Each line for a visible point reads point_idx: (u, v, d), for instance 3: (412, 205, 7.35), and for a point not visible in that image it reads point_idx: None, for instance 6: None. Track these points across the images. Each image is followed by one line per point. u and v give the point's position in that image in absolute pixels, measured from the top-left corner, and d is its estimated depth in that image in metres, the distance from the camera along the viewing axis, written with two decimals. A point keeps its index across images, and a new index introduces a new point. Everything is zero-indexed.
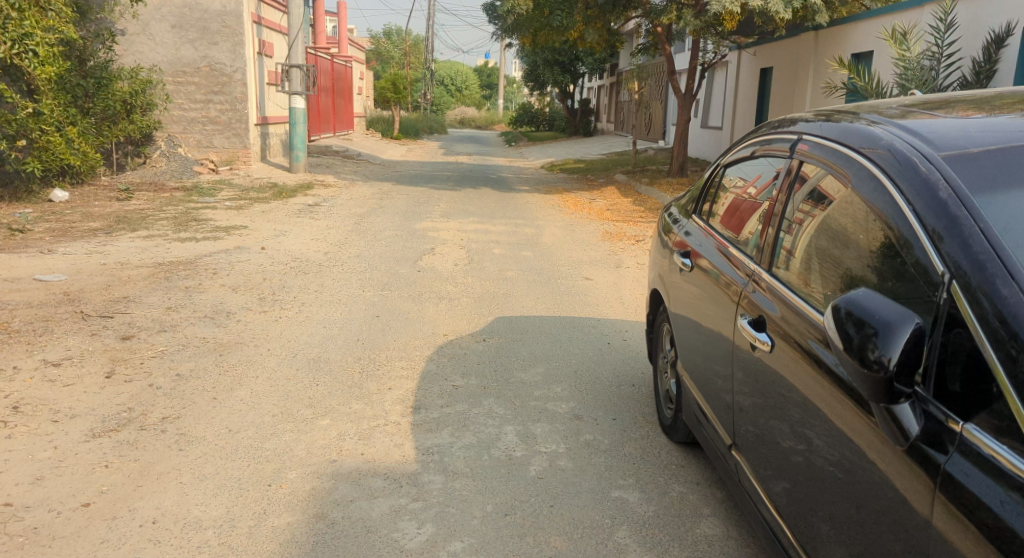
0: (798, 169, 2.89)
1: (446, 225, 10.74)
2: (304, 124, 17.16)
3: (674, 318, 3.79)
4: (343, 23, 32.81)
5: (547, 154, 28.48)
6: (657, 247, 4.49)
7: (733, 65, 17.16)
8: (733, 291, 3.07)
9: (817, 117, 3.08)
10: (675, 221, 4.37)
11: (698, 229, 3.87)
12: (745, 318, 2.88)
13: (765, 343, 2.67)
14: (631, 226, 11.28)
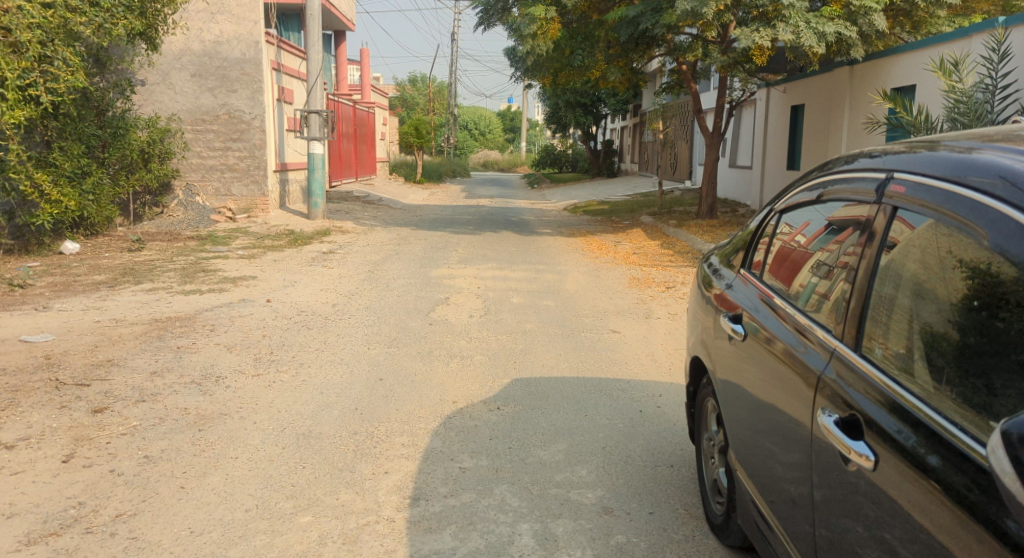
0: (886, 217, 2.26)
1: (465, 273, 10.19)
2: (322, 169, 16.86)
3: (722, 395, 3.13)
4: (366, 71, 33.00)
5: (569, 195, 28.07)
6: (696, 304, 3.86)
7: (762, 102, 16.59)
8: (803, 373, 2.41)
9: (895, 149, 2.50)
10: (715, 274, 3.76)
11: (745, 285, 3.25)
12: (826, 414, 2.21)
13: (863, 457, 1.99)
14: (660, 271, 10.63)
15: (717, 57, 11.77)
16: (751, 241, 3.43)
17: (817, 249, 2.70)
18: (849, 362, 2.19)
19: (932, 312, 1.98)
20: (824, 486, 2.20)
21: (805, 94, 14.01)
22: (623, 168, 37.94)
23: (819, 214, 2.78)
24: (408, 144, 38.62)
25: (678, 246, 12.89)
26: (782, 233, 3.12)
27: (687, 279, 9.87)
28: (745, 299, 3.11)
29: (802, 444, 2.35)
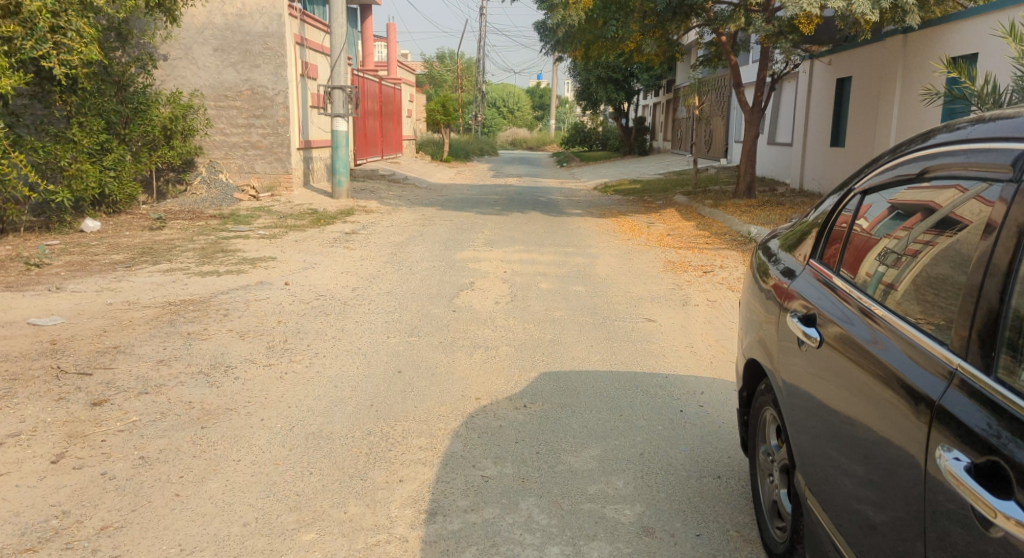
0: (1004, 218, 1.83)
1: (491, 255, 9.81)
2: (347, 147, 16.53)
3: (789, 410, 2.65)
4: (392, 47, 32.59)
5: (599, 175, 27.50)
6: (753, 295, 3.43)
7: (809, 76, 16.05)
8: (906, 394, 1.94)
9: (972, 123, 2.23)
10: (775, 262, 3.35)
11: (810, 275, 2.85)
12: (946, 454, 1.73)
13: (1018, 522, 1.49)
14: (696, 255, 10.16)
15: (761, 26, 11.43)
16: (819, 224, 3.04)
17: (883, 234, 2.47)
18: (978, 389, 1.71)
19: (1021, 286, 1.70)
20: (929, 528, 1.77)
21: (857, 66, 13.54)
22: (654, 147, 37.21)
23: (884, 195, 2.55)
24: (435, 122, 38.20)
25: (712, 228, 12.40)
26: (852, 221, 2.75)
27: (724, 264, 9.41)
28: (810, 292, 2.72)
29: (893, 467, 1.95)
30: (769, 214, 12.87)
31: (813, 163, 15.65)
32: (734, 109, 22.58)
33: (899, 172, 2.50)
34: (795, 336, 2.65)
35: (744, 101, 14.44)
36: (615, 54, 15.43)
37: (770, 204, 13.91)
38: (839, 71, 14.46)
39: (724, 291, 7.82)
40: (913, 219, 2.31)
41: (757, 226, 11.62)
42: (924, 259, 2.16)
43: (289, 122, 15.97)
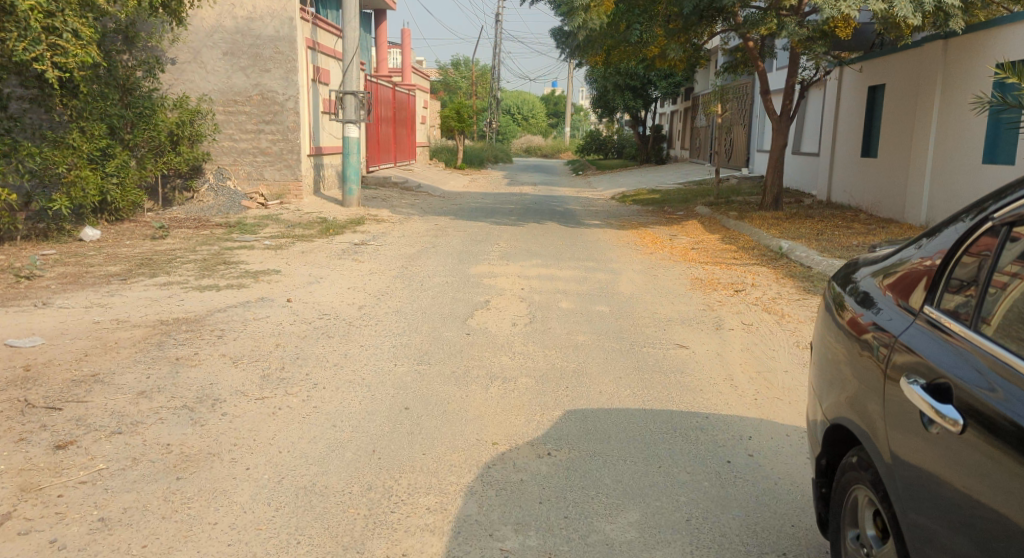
0: None
1: (508, 270, 9.29)
2: (358, 154, 16.07)
3: (909, 501, 2.03)
4: (407, 53, 32.19)
5: (616, 183, 26.97)
6: (828, 330, 2.88)
7: (841, 83, 15.59)
8: None
9: None
10: (851, 289, 2.88)
11: (893, 308, 2.44)
12: None
13: None
14: (725, 273, 9.59)
15: (795, 29, 10.82)
16: (908, 257, 2.60)
17: (958, 260, 2.25)
18: None
19: None
20: None
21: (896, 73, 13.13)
22: (670, 156, 36.68)
23: (962, 225, 2.34)
24: (449, 128, 37.75)
25: (738, 242, 11.82)
26: (925, 253, 2.48)
27: (756, 282, 8.89)
28: (892, 324, 2.36)
29: None
30: (799, 227, 12.26)
31: (845, 174, 15.18)
32: (756, 117, 22.04)
33: (994, 211, 2.20)
34: (919, 411, 2.02)
35: (772, 110, 13.92)
36: (636, 60, 15.02)
37: (798, 218, 13.32)
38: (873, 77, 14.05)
39: (760, 314, 7.26)
40: (994, 248, 2.12)
41: (787, 240, 11.03)
42: (1015, 293, 1.97)
43: (299, 129, 15.49)
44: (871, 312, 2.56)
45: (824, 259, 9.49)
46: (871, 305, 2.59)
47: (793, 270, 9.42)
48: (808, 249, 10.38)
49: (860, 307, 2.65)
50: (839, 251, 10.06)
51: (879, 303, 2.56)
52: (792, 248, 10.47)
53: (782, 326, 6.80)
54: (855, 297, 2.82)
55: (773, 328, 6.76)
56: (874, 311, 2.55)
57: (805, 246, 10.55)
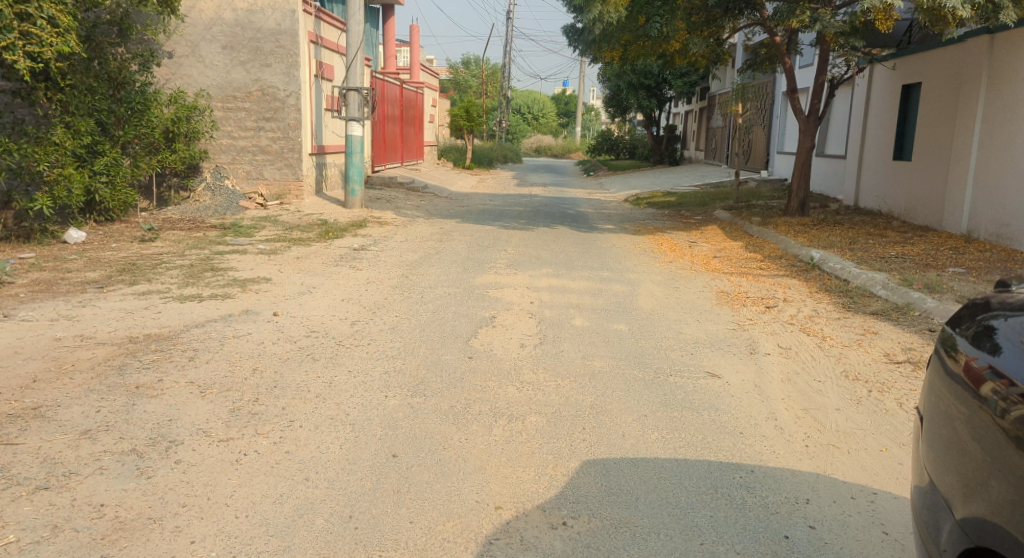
0: None
1: (518, 281, 8.60)
2: (362, 153, 15.44)
3: None
4: (416, 50, 31.57)
5: (630, 185, 26.27)
6: (934, 385, 2.42)
7: (880, 82, 15.03)
8: None
9: None
10: (958, 322, 2.46)
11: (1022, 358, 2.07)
12: None
13: None
14: (751, 287, 8.90)
15: (830, 22, 10.29)
16: None
17: None
18: None
19: None
20: None
21: (945, 73, 12.67)
22: (684, 157, 35.95)
23: None
24: (458, 127, 37.10)
25: (764, 252, 11.10)
26: None
27: (788, 296, 8.31)
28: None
29: None
30: (829, 236, 11.53)
31: (880, 178, 14.66)
32: (777, 118, 21.33)
33: None
34: None
35: (799, 108, 13.34)
36: (654, 56, 14.45)
37: (826, 225, 12.60)
38: (918, 76, 13.54)
39: (796, 336, 6.57)
40: None
41: (818, 250, 10.38)
42: None
43: (300, 126, 14.81)
44: (990, 355, 2.19)
45: (861, 272, 8.80)
46: (987, 344, 2.22)
47: (827, 285, 8.72)
48: (841, 260, 9.67)
49: (974, 346, 2.27)
50: (876, 263, 9.34)
51: (997, 341, 2.19)
52: (824, 260, 9.78)
53: (823, 351, 6.11)
54: (966, 335, 2.38)
55: (812, 353, 6.08)
56: (991, 352, 2.19)
57: (837, 256, 9.84)
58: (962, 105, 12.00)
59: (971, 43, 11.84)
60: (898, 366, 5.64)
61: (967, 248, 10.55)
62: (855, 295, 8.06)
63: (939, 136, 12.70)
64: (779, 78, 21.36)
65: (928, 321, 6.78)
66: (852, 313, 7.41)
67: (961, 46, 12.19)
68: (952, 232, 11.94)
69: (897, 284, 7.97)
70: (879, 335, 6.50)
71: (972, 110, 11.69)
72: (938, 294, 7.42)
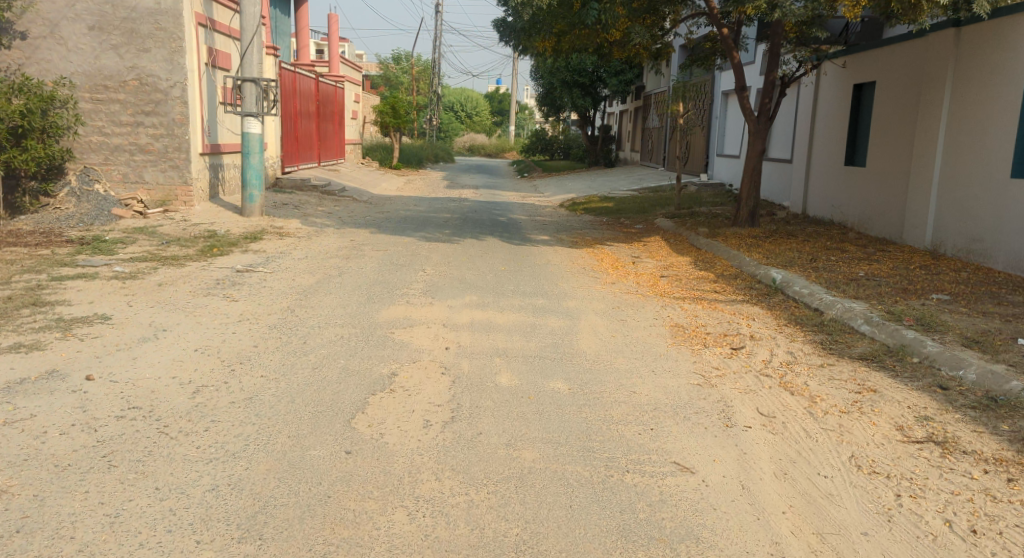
0: None
1: (433, 318, 7.04)
2: (259, 153, 13.78)
3: None
4: (334, 42, 29.63)
5: (563, 188, 24.91)
6: None
7: (827, 82, 14.00)
8: None
9: None
10: None
11: None
12: None
13: None
14: (711, 321, 7.53)
15: (792, 8, 9.08)
16: None
17: None
18: None
19: None
20: None
21: (901, 72, 11.62)
22: (619, 158, 34.96)
23: None
24: (384, 124, 35.20)
25: (716, 274, 9.81)
26: None
27: (756, 333, 6.98)
28: None
29: None
30: (788, 254, 10.33)
31: (830, 185, 13.63)
32: (717, 119, 20.33)
33: None
34: None
35: (749, 109, 12.18)
36: (590, 48, 13.10)
37: (780, 239, 11.42)
38: (871, 75, 12.50)
39: (778, 398, 5.21)
40: None
41: (781, 272, 9.20)
42: None
43: (188, 122, 12.85)
44: None
45: (835, 299, 7.54)
46: None
47: (796, 316, 7.43)
48: (807, 283, 8.44)
49: None
50: (847, 286, 8.12)
51: None
52: (788, 285, 8.52)
53: (816, 422, 4.73)
54: None
55: (803, 425, 4.69)
56: None
57: (802, 280, 8.59)
58: (921, 106, 10.93)
59: (932, 38, 10.76)
60: (918, 447, 4.31)
61: (937, 266, 9.45)
62: (834, 332, 6.77)
63: (894, 140, 11.65)
64: (718, 76, 20.35)
65: (933, 372, 5.48)
66: (834, 358, 6.10)
67: (922, 42, 11.12)
68: (913, 245, 10.88)
69: (881, 318, 6.72)
70: (879, 394, 5.16)
71: (935, 113, 10.61)
72: (936, 333, 6.16)
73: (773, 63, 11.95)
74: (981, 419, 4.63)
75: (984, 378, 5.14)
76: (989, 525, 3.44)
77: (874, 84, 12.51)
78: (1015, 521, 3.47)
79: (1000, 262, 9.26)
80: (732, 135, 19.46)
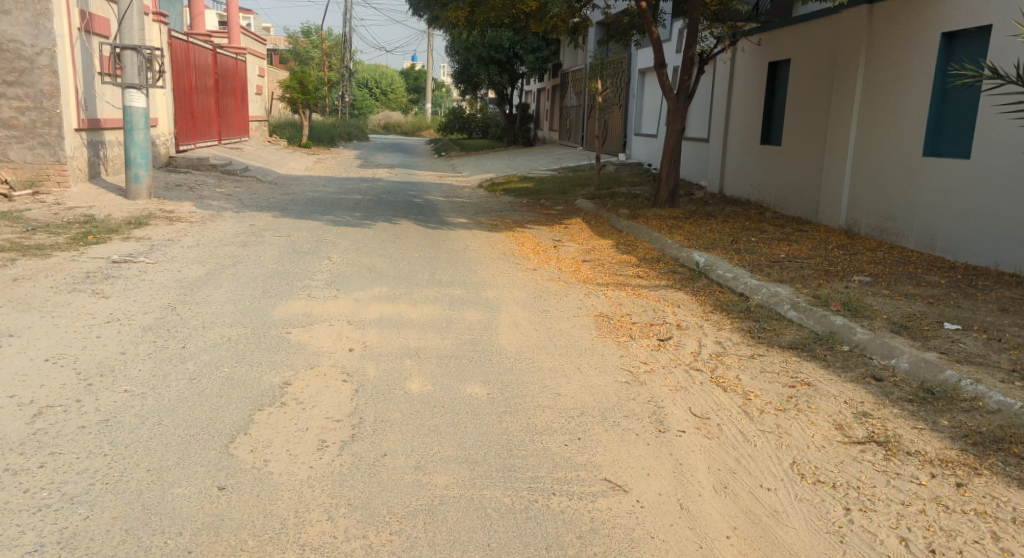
0: None
1: (339, 315, 6.55)
2: (144, 131, 13.44)
3: None
4: (233, 12, 28.19)
5: (480, 168, 24.37)
6: None
7: (743, 59, 13.83)
8: None
9: None
10: None
11: None
12: None
13: None
14: (636, 311, 7.22)
15: None
16: None
17: None
18: None
19: None
20: None
21: (815, 48, 11.46)
22: (537, 136, 34.55)
23: None
24: (292, 101, 33.87)
25: (641, 259, 9.59)
26: None
27: (683, 322, 6.74)
28: None
29: None
30: (709, 236, 10.18)
31: (747, 164, 13.48)
32: (635, 98, 20.18)
33: None
34: None
35: (668, 86, 11.93)
36: (505, 22, 12.72)
37: (699, 221, 11.31)
38: (786, 52, 12.35)
39: (710, 394, 4.88)
40: None
41: (703, 253, 9.05)
42: None
43: (57, 94, 12.98)
44: None
45: (761, 284, 7.31)
46: None
47: (722, 303, 7.17)
48: (731, 266, 8.28)
49: None
50: (769, 269, 7.93)
51: None
52: (713, 270, 8.29)
53: (753, 423, 4.38)
54: None
55: (739, 427, 4.33)
56: None
57: (727, 263, 8.41)
58: (835, 83, 10.75)
59: (844, 14, 10.57)
60: (860, 449, 3.98)
61: (854, 244, 9.32)
62: (762, 320, 6.51)
63: (808, 117, 11.49)
64: (635, 53, 20.11)
65: (865, 362, 5.20)
66: (764, 348, 5.80)
67: (836, 18, 10.93)
68: (826, 223, 10.72)
69: (808, 303, 6.46)
70: (813, 388, 4.85)
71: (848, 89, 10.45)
72: (864, 318, 5.89)
73: (691, 38, 11.70)
74: (920, 413, 4.34)
75: (918, 368, 4.87)
76: (947, 543, 3.16)
77: (790, 62, 12.37)
78: (972, 536, 3.21)
79: (911, 240, 9.10)
80: (649, 114, 19.33)
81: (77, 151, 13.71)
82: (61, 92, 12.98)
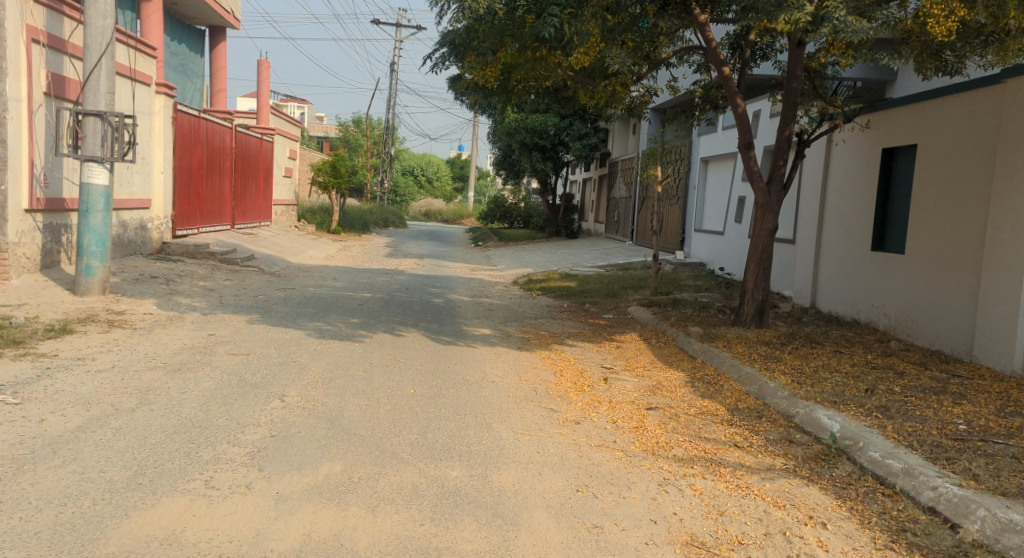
0: None
1: (227, 542, 3.72)
2: (104, 213, 11.12)
3: None
4: (263, 90, 26.53)
5: (519, 261, 21.69)
6: None
7: (843, 144, 10.98)
8: None
9: None
10: None
11: None
12: None
13: None
14: (756, 539, 4.15)
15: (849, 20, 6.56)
16: None
17: None
18: None
19: None
20: None
21: (953, 129, 8.59)
22: (582, 229, 32.04)
23: None
24: (322, 185, 31.84)
25: (736, 416, 6.54)
26: None
27: None
28: None
29: None
30: (826, 376, 7.20)
31: (852, 275, 10.45)
32: (697, 189, 17.47)
33: None
34: None
35: (756, 173, 9.11)
36: (547, 90, 10.18)
37: (805, 350, 8.35)
38: (908, 135, 9.44)
39: None
40: None
41: (830, 410, 6.05)
42: None
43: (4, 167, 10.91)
44: None
45: (971, 496, 4.25)
46: None
47: (909, 539, 4.09)
48: (889, 441, 5.24)
49: None
50: (967, 459, 4.82)
51: None
52: (861, 449, 5.16)
53: None
54: None
55: None
56: None
57: (879, 435, 5.37)
58: (995, 176, 7.80)
59: (1007, 83, 7.68)
60: None
61: None
62: None
63: (949, 219, 8.51)
64: (699, 139, 17.54)
65: None
66: None
67: (990, 89, 8.03)
68: (990, 366, 7.63)
69: None
70: None
71: (1016, 185, 7.49)
72: None
73: (790, 113, 8.88)
74: None
75: None
76: None
77: (908, 147, 9.56)
78: None
79: None
80: (714, 206, 16.59)
81: (24, 237, 11.44)
82: (8, 166, 10.93)
